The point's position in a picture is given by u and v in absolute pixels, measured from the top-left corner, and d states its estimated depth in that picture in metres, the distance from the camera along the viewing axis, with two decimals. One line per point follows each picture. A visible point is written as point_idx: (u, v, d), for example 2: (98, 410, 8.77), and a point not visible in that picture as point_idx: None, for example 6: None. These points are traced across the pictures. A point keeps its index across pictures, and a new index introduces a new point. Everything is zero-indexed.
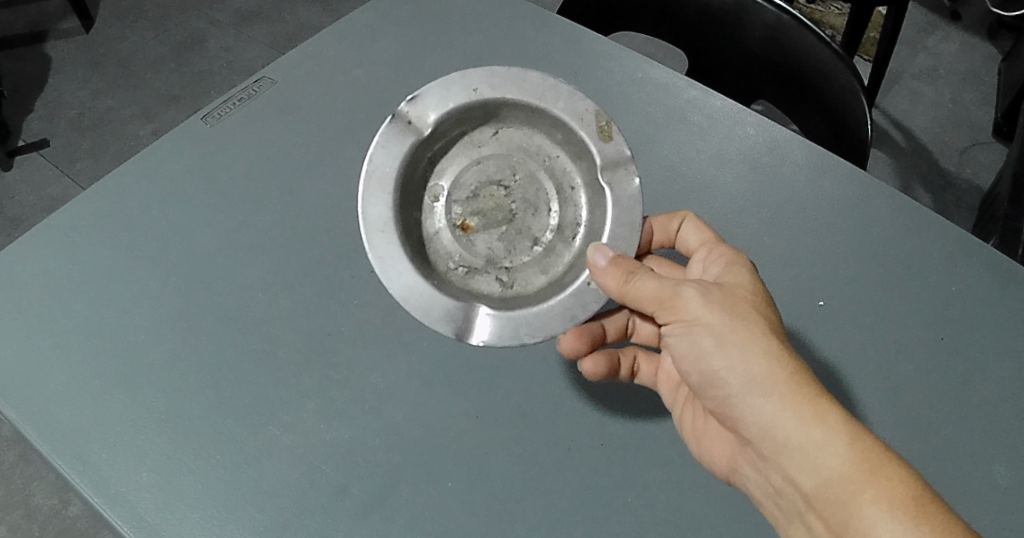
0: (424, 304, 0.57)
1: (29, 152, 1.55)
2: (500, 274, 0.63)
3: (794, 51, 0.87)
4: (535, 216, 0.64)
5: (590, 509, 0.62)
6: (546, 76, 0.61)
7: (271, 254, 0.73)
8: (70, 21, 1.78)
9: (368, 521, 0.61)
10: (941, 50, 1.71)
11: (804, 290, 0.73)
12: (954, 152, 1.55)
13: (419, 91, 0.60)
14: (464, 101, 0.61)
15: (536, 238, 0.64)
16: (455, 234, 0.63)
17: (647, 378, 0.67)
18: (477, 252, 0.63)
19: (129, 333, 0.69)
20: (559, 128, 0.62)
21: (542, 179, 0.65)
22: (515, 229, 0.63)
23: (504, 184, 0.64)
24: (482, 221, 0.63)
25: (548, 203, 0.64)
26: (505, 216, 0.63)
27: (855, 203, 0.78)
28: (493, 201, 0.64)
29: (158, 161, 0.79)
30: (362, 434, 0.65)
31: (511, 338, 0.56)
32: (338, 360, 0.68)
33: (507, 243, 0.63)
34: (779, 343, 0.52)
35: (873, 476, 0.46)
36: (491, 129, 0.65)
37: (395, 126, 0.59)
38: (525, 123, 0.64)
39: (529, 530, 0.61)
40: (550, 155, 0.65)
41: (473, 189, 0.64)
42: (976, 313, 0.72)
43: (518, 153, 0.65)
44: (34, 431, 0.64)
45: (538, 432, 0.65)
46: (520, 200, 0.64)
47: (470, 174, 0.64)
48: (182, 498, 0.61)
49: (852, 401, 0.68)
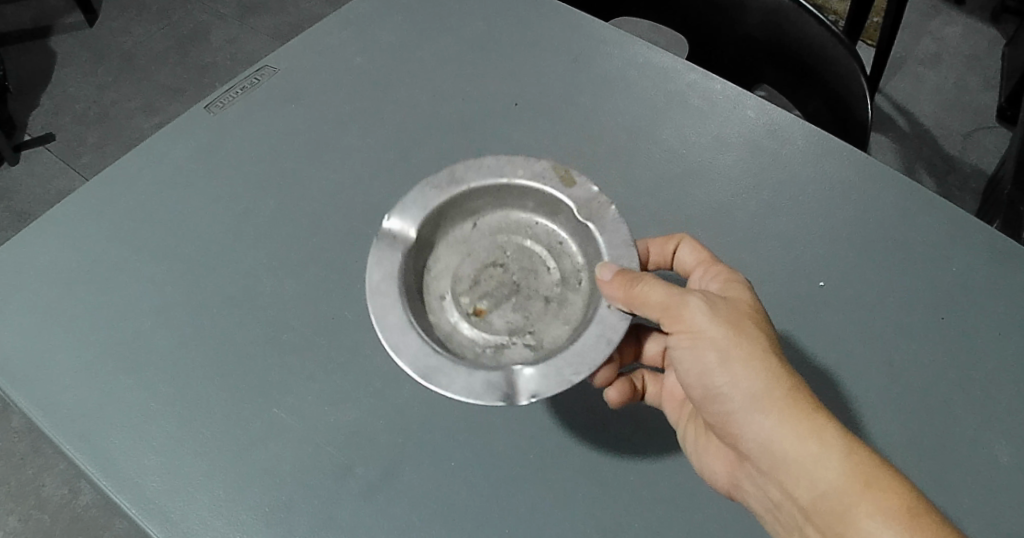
0: (464, 386, 0.52)
1: (34, 146, 1.57)
2: (527, 340, 0.61)
3: (796, 35, 0.87)
4: (537, 280, 0.64)
5: (598, 489, 0.61)
6: (497, 157, 0.63)
7: (271, 239, 0.73)
8: (73, 14, 1.79)
9: (372, 504, 0.60)
10: (945, 33, 1.73)
11: (801, 273, 0.73)
12: (957, 135, 1.57)
13: (392, 210, 0.61)
14: (434, 205, 0.61)
15: (546, 297, 0.63)
16: (472, 323, 0.62)
17: (655, 398, 0.64)
18: (497, 330, 0.62)
19: (132, 320, 0.68)
20: (527, 196, 0.64)
21: (531, 248, 0.66)
22: (524, 303, 0.63)
23: (500, 263, 0.64)
24: (492, 301, 0.63)
25: (544, 263, 0.65)
26: (512, 289, 0.63)
27: (853, 185, 0.78)
28: (496, 282, 0.64)
29: (163, 150, 0.80)
30: (364, 417, 0.63)
31: (558, 381, 0.52)
32: (339, 342, 0.67)
33: (523, 311, 0.62)
34: (778, 360, 0.53)
35: (869, 488, 0.48)
36: (468, 224, 0.66)
37: (381, 244, 0.59)
38: (497, 208, 0.66)
39: (538, 512, 0.60)
40: (531, 224, 0.67)
41: (473, 278, 0.64)
42: (976, 294, 0.72)
43: (501, 236, 0.66)
44: (43, 417, 0.64)
45: (540, 416, 0.64)
46: (520, 271, 0.64)
47: (464, 264, 0.65)
48: (186, 483, 0.60)
49: (849, 383, 0.68)
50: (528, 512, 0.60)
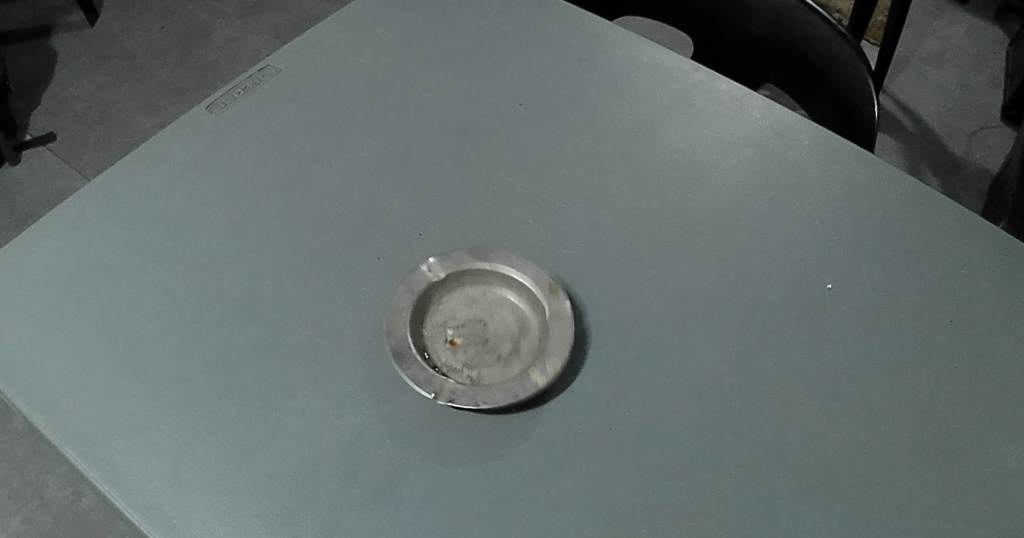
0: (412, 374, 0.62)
1: (36, 146, 1.59)
2: (468, 377, 0.63)
3: (802, 34, 0.88)
4: (508, 348, 0.65)
5: (611, 501, 0.58)
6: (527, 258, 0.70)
7: (274, 241, 0.73)
8: (74, 14, 1.84)
9: (377, 509, 0.57)
10: (948, 33, 1.85)
11: (812, 273, 0.72)
12: (961, 135, 1.64)
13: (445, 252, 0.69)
14: (469, 261, 0.69)
15: (503, 361, 0.64)
16: (441, 348, 0.65)
17: None
18: (453, 363, 0.64)
19: (133, 322, 0.67)
20: (535, 296, 0.67)
21: (522, 329, 0.66)
22: (489, 353, 0.65)
23: (484, 320, 0.67)
24: (465, 345, 0.65)
25: (524, 343, 0.66)
26: (484, 343, 0.66)
27: (860, 186, 0.78)
28: (476, 331, 0.66)
29: (164, 151, 0.80)
30: (368, 420, 0.61)
31: (470, 400, 0.60)
32: (343, 345, 0.66)
33: (481, 362, 0.64)
34: None
35: None
36: (477, 287, 0.69)
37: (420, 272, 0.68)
38: (516, 288, 0.68)
39: (550, 524, 0.57)
40: (529, 320, 0.67)
41: (462, 320, 0.67)
42: (987, 293, 0.71)
43: (506, 305, 0.68)
44: (45, 419, 0.62)
45: (547, 418, 0.62)
46: (500, 337, 0.66)
47: (459, 310, 0.67)
48: (187, 487, 0.58)
49: (872, 382, 0.65)
50: (538, 518, 0.57)
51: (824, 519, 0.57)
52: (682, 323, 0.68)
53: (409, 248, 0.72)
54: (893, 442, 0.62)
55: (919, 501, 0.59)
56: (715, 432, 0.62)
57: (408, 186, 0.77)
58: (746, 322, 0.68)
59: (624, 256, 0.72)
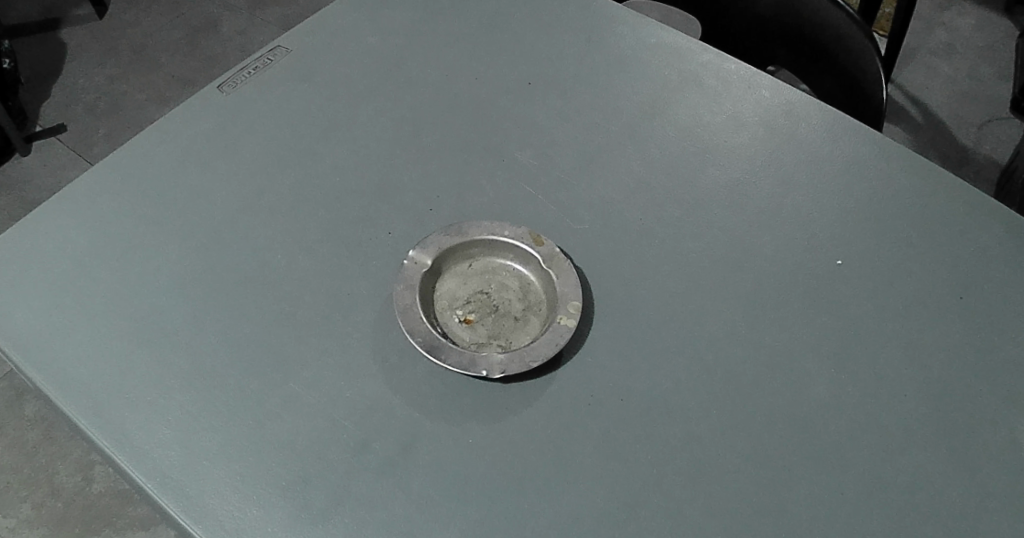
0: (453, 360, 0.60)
1: (46, 136, 1.60)
2: (501, 346, 0.64)
3: (809, 15, 0.88)
4: (519, 306, 0.66)
5: (623, 471, 0.58)
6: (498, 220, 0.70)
7: (285, 217, 0.73)
8: (83, 7, 1.86)
9: (389, 478, 0.57)
10: (956, 25, 1.85)
11: (822, 249, 0.72)
12: (970, 126, 1.64)
13: (420, 243, 0.67)
14: (452, 242, 0.67)
15: (523, 319, 0.65)
16: (459, 331, 0.65)
17: None
18: (478, 340, 0.64)
19: (146, 296, 0.68)
20: (517, 252, 0.68)
21: (520, 285, 0.68)
22: (506, 317, 0.66)
23: (487, 291, 0.67)
24: (481, 318, 0.66)
25: (529, 296, 0.67)
26: (497, 310, 0.66)
27: (869, 164, 0.78)
28: (483, 303, 0.67)
29: (176, 129, 0.80)
30: (381, 392, 0.62)
31: (518, 365, 0.59)
32: (354, 318, 0.66)
33: (503, 329, 0.65)
34: None
35: None
36: (465, 262, 0.69)
37: (408, 269, 0.65)
38: (494, 253, 0.69)
39: (562, 493, 0.57)
40: (520, 275, 0.68)
41: (466, 297, 0.67)
42: (997, 270, 0.71)
43: (496, 271, 0.69)
44: (57, 391, 0.62)
45: (559, 391, 0.62)
46: (506, 300, 0.67)
47: (459, 290, 0.67)
48: (201, 456, 0.58)
49: (883, 357, 0.65)
50: (550, 490, 0.57)
51: (837, 490, 0.57)
52: (692, 297, 0.68)
53: (419, 224, 0.72)
54: (905, 416, 0.62)
55: (932, 474, 0.59)
56: (726, 403, 0.62)
57: (418, 164, 0.77)
58: (757, 296, 0.68)
59: (634, 232, 0.72)
